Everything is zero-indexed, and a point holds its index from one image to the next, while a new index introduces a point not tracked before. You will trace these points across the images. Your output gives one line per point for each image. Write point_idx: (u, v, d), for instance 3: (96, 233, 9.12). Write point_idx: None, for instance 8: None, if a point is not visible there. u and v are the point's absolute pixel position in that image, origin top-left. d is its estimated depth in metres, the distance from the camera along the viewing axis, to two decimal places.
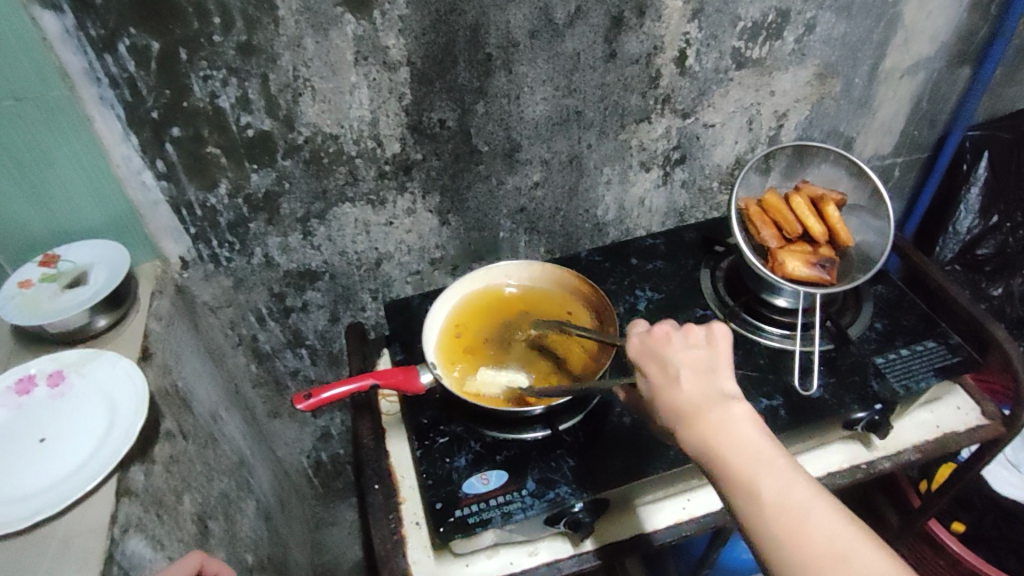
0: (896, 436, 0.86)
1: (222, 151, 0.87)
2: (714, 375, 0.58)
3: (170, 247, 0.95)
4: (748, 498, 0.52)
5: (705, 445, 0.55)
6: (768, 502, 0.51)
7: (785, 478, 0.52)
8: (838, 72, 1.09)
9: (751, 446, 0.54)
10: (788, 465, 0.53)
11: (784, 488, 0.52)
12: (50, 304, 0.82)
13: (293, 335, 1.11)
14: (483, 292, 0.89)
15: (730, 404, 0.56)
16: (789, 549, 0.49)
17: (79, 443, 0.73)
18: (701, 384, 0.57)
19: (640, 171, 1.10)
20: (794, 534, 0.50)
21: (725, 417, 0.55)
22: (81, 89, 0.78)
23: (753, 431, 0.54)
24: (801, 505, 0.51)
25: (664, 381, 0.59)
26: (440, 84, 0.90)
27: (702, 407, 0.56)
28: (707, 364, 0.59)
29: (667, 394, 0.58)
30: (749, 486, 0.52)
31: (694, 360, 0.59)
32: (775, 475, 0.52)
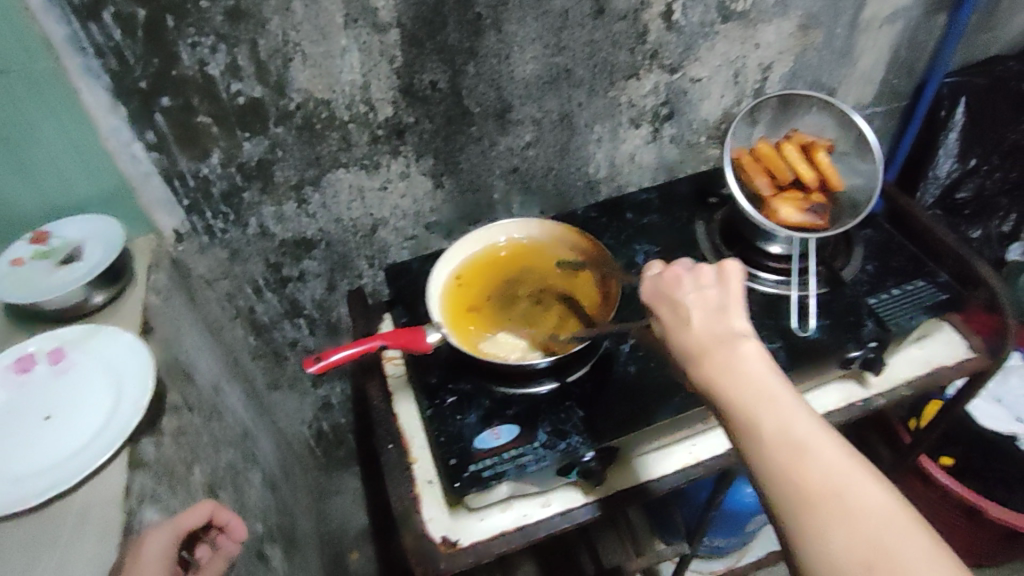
0: (888, 373, 0.89)
1: (213, 120, 0.86)
2: (725, 313, 0.59)
3: (164, 220, 0.94)
4: (747, 432, 0.52)
5: (709, 383, 0.56)
6: (767, 435, 0.51)
7: (787, 413, 0.52)
8: (820, 23, 1.10)
9: (754, 382, 0.54)
10: (793, 401, 0.52)
11: (786, 423, 0.51)
12: (46, 282, 0.81)
13: (291, 305, 1.12)
14: (477, 255, 0.89)
15: (737, 341, 0.56)
16: (784, 484, 0.49)
17: (88, 418, 0.73)
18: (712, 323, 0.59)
19: (630, 127, 1.11)
20: (790, 468, 0.49)
21: (731, 355, 0.56)
22: (66, 60, 0.76)
23: (760, 367, 0.54)
24: (801, 439, 0.50)
25: (675, 321, 0.61)
26: (430, 45, 0.89)
27: (710, 345, 0.57)
28: (719, 304, 0.60)
29: (677, 334, 0.60)
30: (749, 421, 0.52)
31: (708, 301, 0.60)
32: (776, 410, 0.52)
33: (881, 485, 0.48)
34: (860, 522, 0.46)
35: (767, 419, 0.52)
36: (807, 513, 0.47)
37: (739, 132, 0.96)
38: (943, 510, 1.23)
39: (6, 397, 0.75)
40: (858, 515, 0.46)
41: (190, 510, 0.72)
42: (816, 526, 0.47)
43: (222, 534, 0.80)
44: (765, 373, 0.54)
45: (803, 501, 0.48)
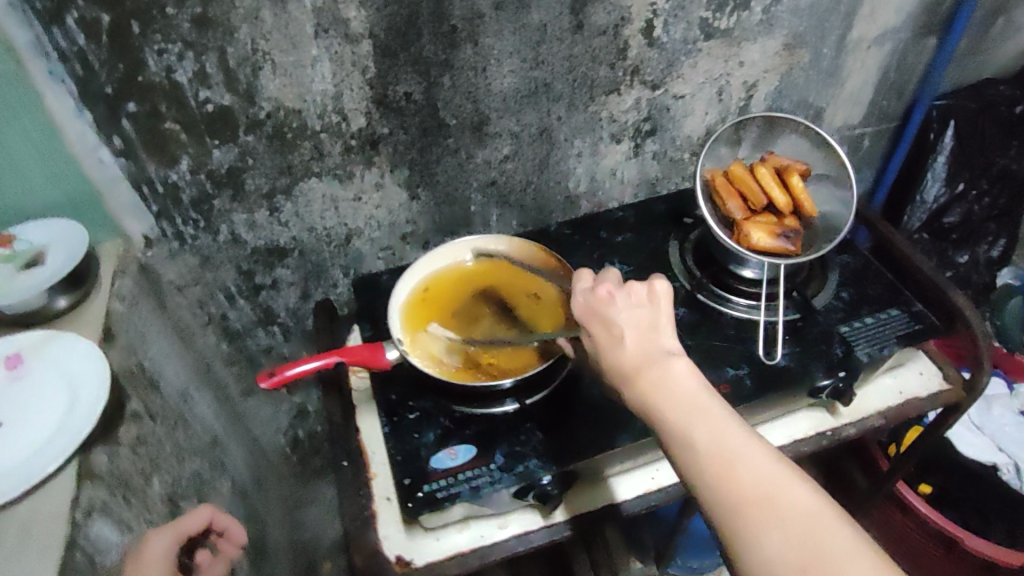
0: (860, 403, 0.87)
1: (181, 127, 0.85)
2: (655, 330, 0.61)
3: (132, 225, 0.93)
4: (683, 447, 0.56)
5: (645, 401, 0.58)
6: (700, 448, 0.55)
7: (719, 425, 0.55)
8: (805, 43, 1.09)
9: (686, 397, 0.57)
10: (722, 413, 0.56)
11: (717, 436, 0.55)
12: (8, 285, 0.81)
13: (264, 312, 1.10)
14: (441, 270, 0.88)
15: (669, 358, 0.59)
16: (720, 494, 0.53)
17: (39, 425, 0.72)
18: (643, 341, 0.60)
19: (611, 143, 1.10)
20: (724, 478, 0.53)
21: (663, 373, 0.58)
22: (29, 63, 0.75)
23: (691, 382, 0.58)
24: (732, 449, 0.54)
25: (607, 339, 0.62)
26: (404, 56, 0.88)
27: (642, 364, 0.59)
28: (648, 320, 0.62)
29: (610, 352, 0.61)
30: (683, 436, 0.56)
31: (637, 317, 0.62)
32: (708, 423, 0.56)
33: (806, 485, 0.53)
34: (794, 524, 0.50)
35: (700, 432, 0.55)
36: (742, 524, 0.51)
37: (716, 152, 0.94)
38: (924, 540, 1.21)
39: None
40: (791, 519, 0.51)
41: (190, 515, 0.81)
42: (753, 531, 0.51)
43: (222, 538, 0.88)
44: (694, 388, 0.58)
45: (738, 509, 0.52)
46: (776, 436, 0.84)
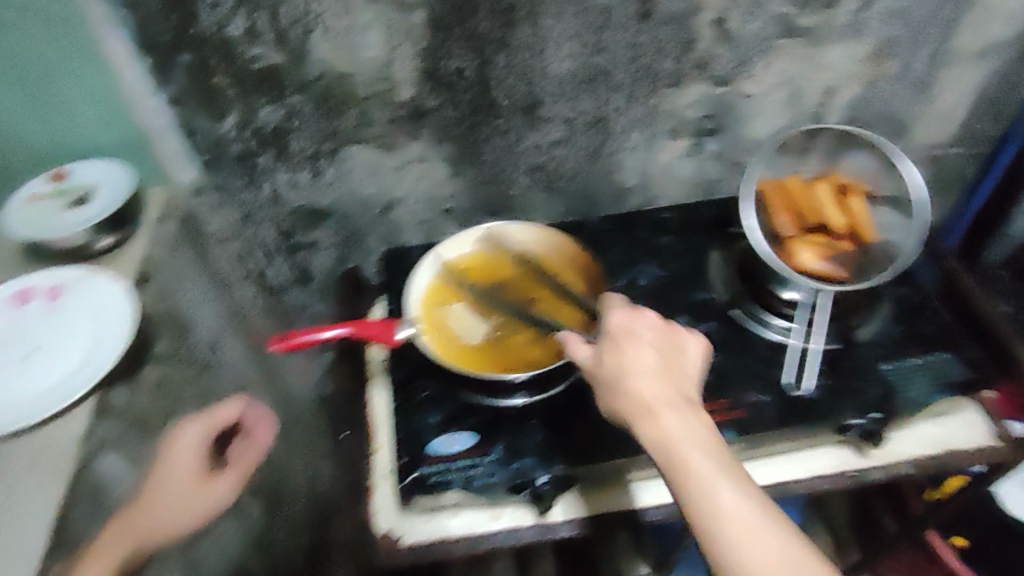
0: (894, 446, 0.80)
1: (231, 82, 0.86)
2: (682, 378, 0.60)
3: (180, 173, 0.95)
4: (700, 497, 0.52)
5: (664, 442, 0.55)
6: (718, 501, 0.52)
7: (739, 481, 0.53)
8: (897, 51, 1.00)
9: (708, 448, 0.55)
10: (741, 471, 0.54)
11: (737, 492, 0.52)
12: (54, 220, 0.82)
13: (301, 272, 1.12)
14: (468, 256, 0.86)
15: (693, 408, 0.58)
16: (733, 551, 0.50)
17: (64, 357, 0.75)
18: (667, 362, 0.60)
19: (668, 138, 1.05)
20: (740, 537, 0.50)
21: (687, 421, 0.56)
22: (92, 8, 0.77)
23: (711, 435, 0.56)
24: (750, 507, 0.51)
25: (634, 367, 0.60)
26: (458, 31, 0.86)
27: (667, 406, 0.57)
28: (677, 365, 0.61)
29: (635, 384, 0.59)
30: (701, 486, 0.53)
31: (666, 360, 0.61)
32: (729, 478, 0.53)
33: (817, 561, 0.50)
34: None
35: (720, 486, 0.52)
36: None
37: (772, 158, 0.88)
38: None
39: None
40: None
41: (222, 407, 0.94)
42: None
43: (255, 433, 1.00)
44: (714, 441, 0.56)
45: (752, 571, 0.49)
46: (794, 469, 0.78)
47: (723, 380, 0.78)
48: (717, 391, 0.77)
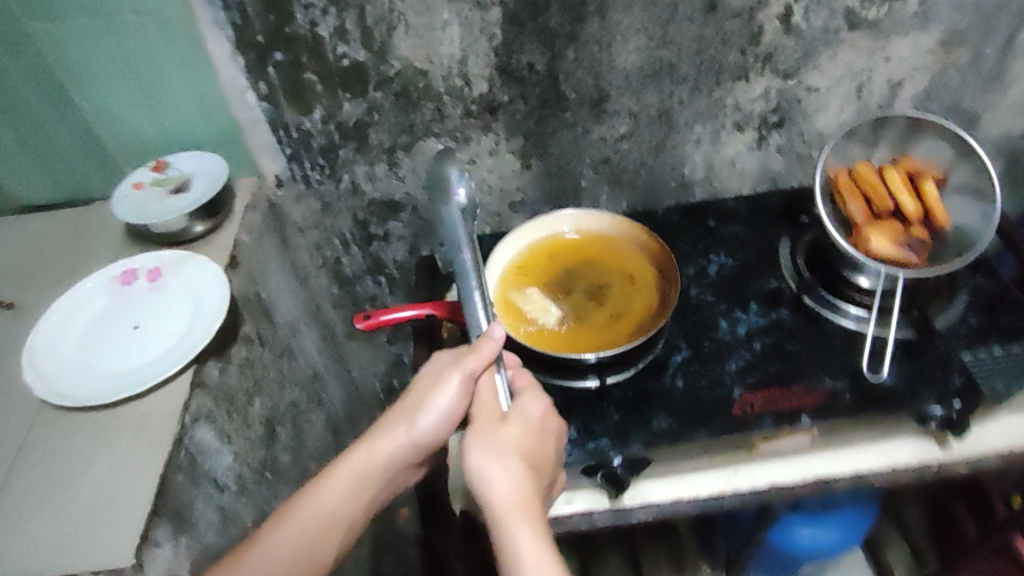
0: (981, 438, 0.76)
1: (318, 78, 0.91)
2: (551, 468, 0.68)
3: (267, 164, 1.01)
4: None
5: (526, 536, 0.60)
6: None
7: None
8: (966, 40, 1.00)
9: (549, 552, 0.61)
10: None
11: None
12: (157, 207, 0.89)
13: (373, 262, 1.17)
14: (539, 241, 0.87)
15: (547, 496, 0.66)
16: None
17: (166, 333, 0.81)
18: (543, 440, 0.67)
19: (734, 132, 1.06)
20: None
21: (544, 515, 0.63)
22: (196, 10, 0.83)
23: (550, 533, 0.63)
24: None
25: (524, 449, 0.66)
26: (530, 26, 0.90)
27: (539, 501, 0.64)
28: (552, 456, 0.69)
29: (524, 468, 0.64)
30: None
31: (550, 447, 0.68)
32: None
33: None
34: None
35: None
36: None
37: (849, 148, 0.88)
38: None
39: (105, 306, 0.85)
40: None
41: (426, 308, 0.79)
42: None
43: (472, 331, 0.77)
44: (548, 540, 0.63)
45: None
46: (872, 460, 0.75)
47: (799, 366, 0.77)
48: (793, 379, 0.76)
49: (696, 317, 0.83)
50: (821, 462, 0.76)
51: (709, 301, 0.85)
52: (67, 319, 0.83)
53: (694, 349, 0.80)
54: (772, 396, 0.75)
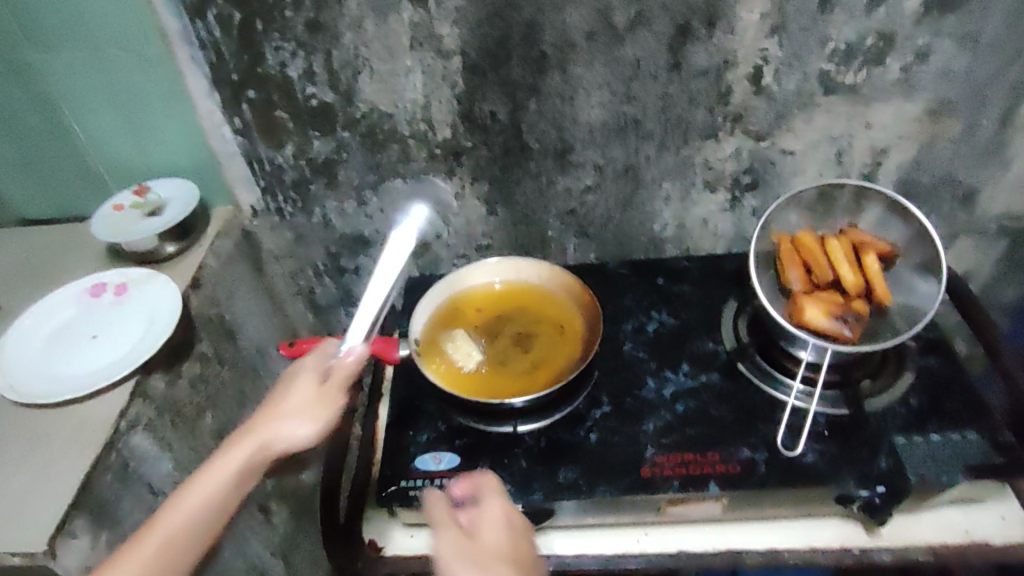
0: (909, 530, 0.74)
1: (289, 116, 0.96)
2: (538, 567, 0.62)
3: (244, 195, 1.06)
4: None
5: None
6: None
7: None
8: (956, 111, 0.95)
9: None
10: None
11: None
12: (131, 227, 0.95)
13: (345, 293, 1.19)
14: (475, 290, 0.89)
15: None
16: None
17: (117, 343, 0.84)
18: (521, 539, 0.62)
19: (705, 190, 1.04)
20: None
21: None
22: (176, 48, 0.90)
23: None
24: None
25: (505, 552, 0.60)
26: (493, 76, 0.92)
27: None
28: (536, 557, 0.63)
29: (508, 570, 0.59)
30: None
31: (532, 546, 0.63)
32: None
33: None
34: None
35: None
36: None
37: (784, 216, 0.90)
38: None
39: (71, 315, 0.89)
40: None
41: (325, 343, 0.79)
42: None
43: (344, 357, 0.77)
44: None
45: None
46: (792, 539, 0.73)
47: (720, 431, 0.76)
48: (711, 445, 0.75)
49: (625, 372, 0.83)
50: (732, 535, 0.74)
51: (641, 358, 0.85)
52: (34, 325, 0.87)
53: (615, 406, 0.79)
54: (682, 460, 0.73)
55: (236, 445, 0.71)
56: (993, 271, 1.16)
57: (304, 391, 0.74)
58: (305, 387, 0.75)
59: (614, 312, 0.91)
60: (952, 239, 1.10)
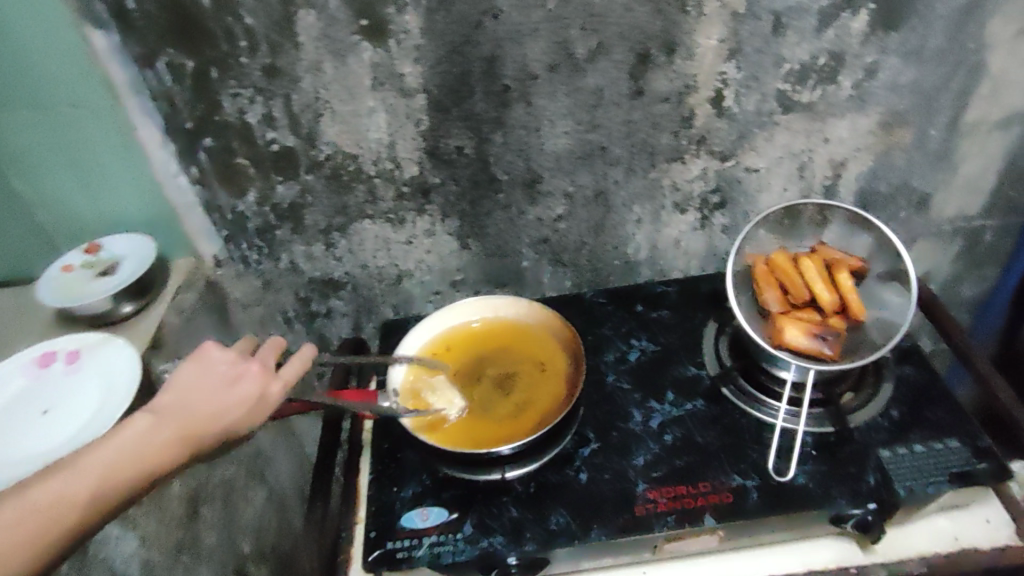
0: (900, 542, 0.76)
1: (250, 162, 0.93)
2: None
3: (205, 247, 1.03)
4: None
5: None
6: None
7: None
8: (908, 121, 0.98)
9: None
10: None
11: None
12: (84, 289, 0.91)
13: (318, 338, 1.15)
14: (452, 330, 0.90)
15: None
16: None
17: (76, 417, 0.79)
18: None
19: (674, 212, 1.05)
20: None
21: None
22: (126, 100, 0.86)
23: None
24: None
25: None
26: (456, 112, 0.91)
27: None
28: None
29: None
30: None
31: None
32: None
33: None
34: None
35: None
36: None
37: (756, 237, 0.91)
38: None
39: (20, 389, 0.84)
40: None
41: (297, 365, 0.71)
42: None
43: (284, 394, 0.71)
44: None
45: None
46: (786, 563, 0.74)
47: (711, 457, 0.78)
48: (698, 476, 0.76)
49: (607, 405, 0.85)
50: (731, 567, 0.75)
51: (624, 388, 0.87)
52: None
53: (602, 441, 0.81)
54: (674, 494, 0.75)
55: (163, 438, 0.60)
56: (951, 271, 1.20)
57: (253, 418, 0.66)
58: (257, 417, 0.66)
59: (595, 342, 0.94)
60: (912, 243, 1.14)
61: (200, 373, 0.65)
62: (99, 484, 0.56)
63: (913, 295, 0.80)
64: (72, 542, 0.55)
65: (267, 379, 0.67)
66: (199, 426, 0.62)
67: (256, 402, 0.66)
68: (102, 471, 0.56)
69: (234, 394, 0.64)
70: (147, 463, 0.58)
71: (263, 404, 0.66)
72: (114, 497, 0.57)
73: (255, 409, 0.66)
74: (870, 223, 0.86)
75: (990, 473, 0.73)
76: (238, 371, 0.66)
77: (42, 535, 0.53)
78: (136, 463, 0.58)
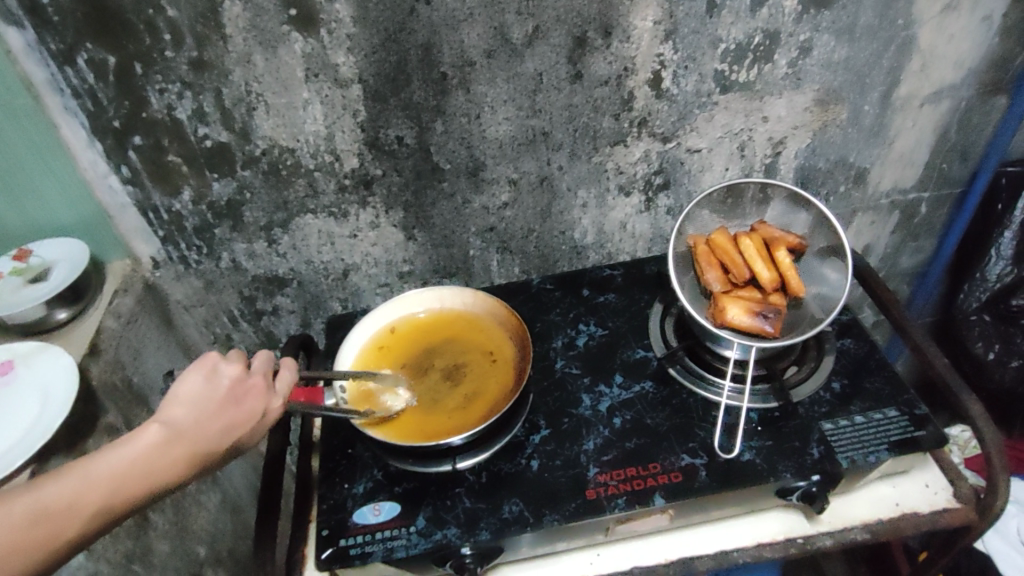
0: (845, 510, 0.78)
1: (183, 160, 0.90)
2: None
3: (141, 247, 0.99)
4: None
5: None
6: None
7: None
8: (842, 98, 1.00)
9: None
10: None
11: None
12: (13, 297, 0.88)
13: (266, 336, 1.14)
14: (399, 323, 0.90)
15: None
16: None
17: (6, 429, 0.75)
18: None
19: (619, 195, 1.05)
20: None
21: None
22: (46, 98, 0.82)
23: None
24: None
25: None
26: (394, 101, 0.89)
27: None
28: None
29: None
30: None
31: None
32: None
33: None
34: None
35: None
36: None
37: (698, 218, 0.92)
38: None
39: None
40: None
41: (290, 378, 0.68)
42: None
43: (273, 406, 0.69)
44: None
45: None
46: (737, 537, 0.76)
47: (661, 438, 0.79)
48: (649, 457, 0.77)
49: (558, 391, 0.86)
50: (682, 545, 0.76)
51: (574, 373, 0.88)
52: None
53: (553, 428, 0.82)
54: (625, 476, 0.75)
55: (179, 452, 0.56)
56: (889, 243, 1.24)
57: (253, 436, 0.63)
58: (257, 433, 0.63)
59: (543, 329, 0.94)
60: (851, 217, 1.17)
61: (211, 384, 0.60)
62: (111, 493, 0.52)
63: (847, 268, 0.82)
64: (69, 551, 0.50)
65: (269, 395, 0.65)
66: (207, 441, 0.58)
67: (259, 420, 0.63)
68: (115, 481, 0.52)
69: (243, 409, 0.61)
70: (157, 478, 0.55)
71: (264, 422, 0.64)
72: (119, 510, 0.53)
73: (257, 427, 0.63)
74: (806, 200, 0.88)
75: (927, 439, 0.76)
76: (246, 387, 0.62)
77: (48, 539, 0.48)
78: (146, 476, 0.54)
